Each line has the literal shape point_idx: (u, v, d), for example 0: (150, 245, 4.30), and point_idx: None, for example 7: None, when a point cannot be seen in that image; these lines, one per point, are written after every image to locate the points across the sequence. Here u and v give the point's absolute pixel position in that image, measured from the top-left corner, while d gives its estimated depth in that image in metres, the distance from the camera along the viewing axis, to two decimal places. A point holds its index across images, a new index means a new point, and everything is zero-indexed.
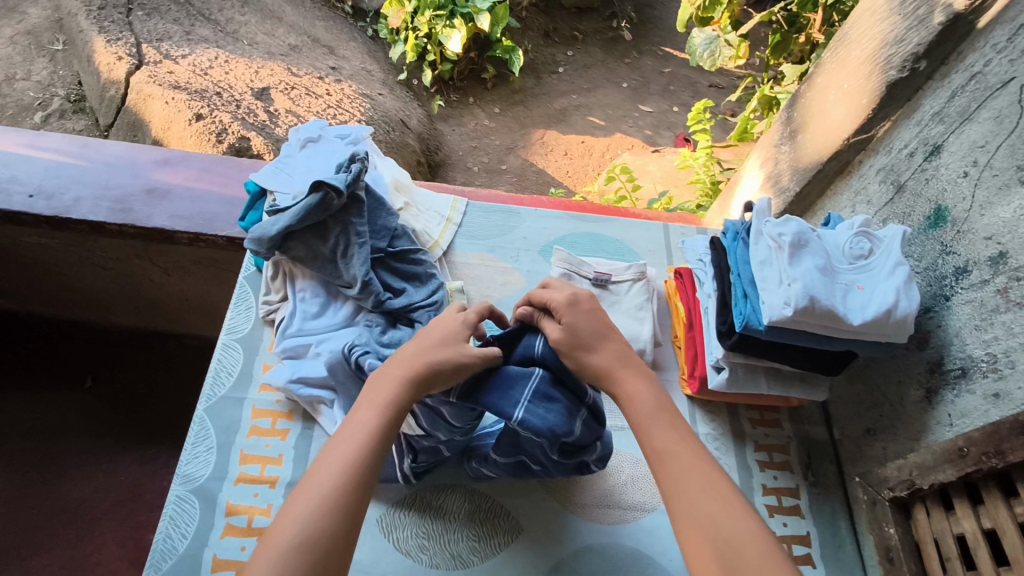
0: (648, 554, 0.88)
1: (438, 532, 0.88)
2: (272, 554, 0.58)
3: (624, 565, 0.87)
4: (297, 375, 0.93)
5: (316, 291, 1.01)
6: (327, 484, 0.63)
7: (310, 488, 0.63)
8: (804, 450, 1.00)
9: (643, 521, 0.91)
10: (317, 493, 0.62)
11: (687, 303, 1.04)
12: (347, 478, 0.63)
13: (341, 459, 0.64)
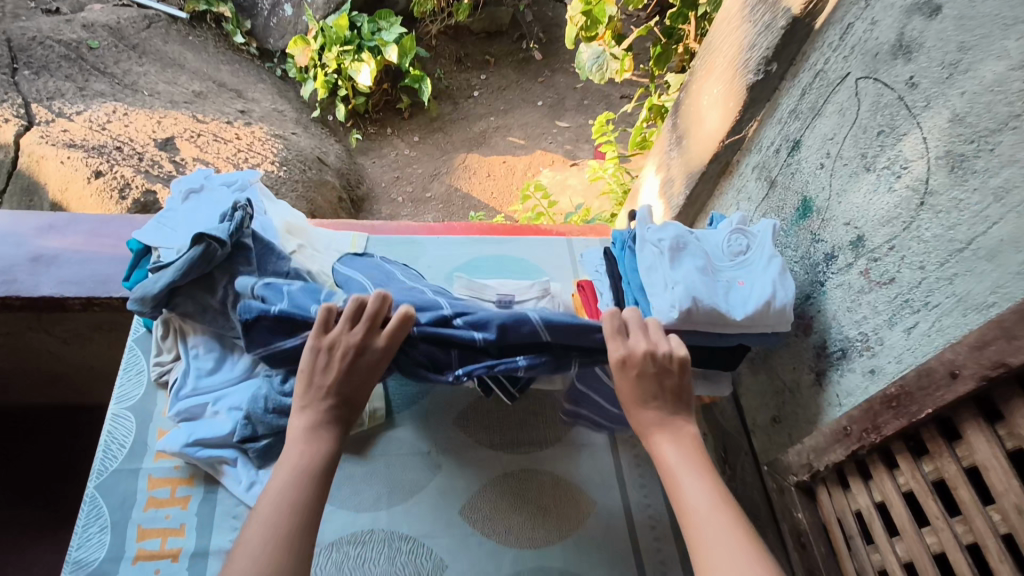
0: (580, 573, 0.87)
1: None
2: None
3: None
4: (195, 438, 0.89)
5: (210, 346, 0.97)
6: (272, 523, 0.64)
7: (251, 536, 0.63)
8: (720, 447, 1.05)
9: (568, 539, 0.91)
10: (265, 530, 0.63)
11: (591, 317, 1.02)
12: (289, 535, 0.63)
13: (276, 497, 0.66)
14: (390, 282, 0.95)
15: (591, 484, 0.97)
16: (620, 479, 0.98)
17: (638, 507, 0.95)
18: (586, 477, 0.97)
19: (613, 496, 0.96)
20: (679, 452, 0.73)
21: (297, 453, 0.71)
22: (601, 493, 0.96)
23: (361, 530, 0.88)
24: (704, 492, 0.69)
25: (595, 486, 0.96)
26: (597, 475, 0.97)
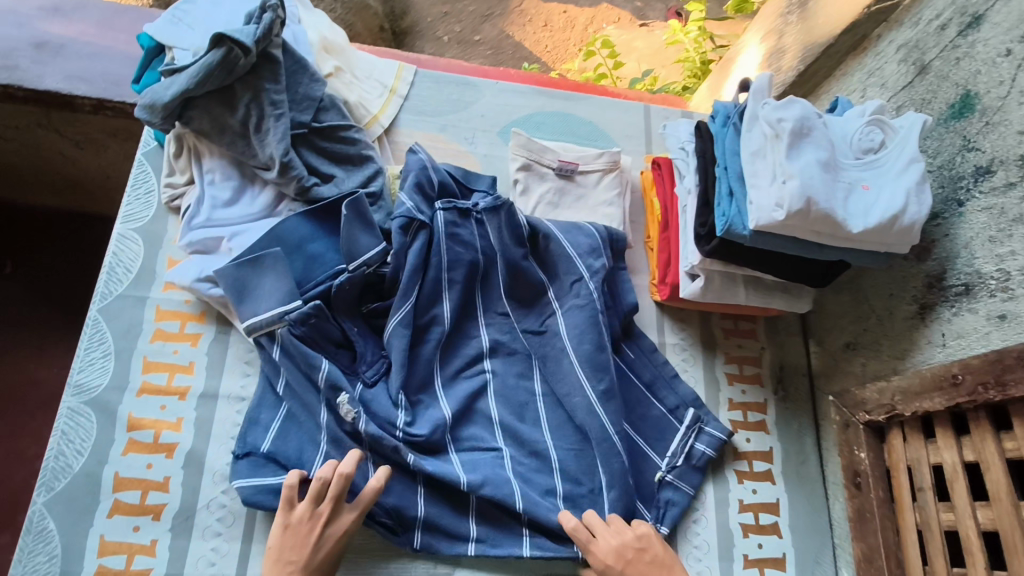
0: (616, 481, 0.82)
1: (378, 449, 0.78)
2: None
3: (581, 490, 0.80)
4: (206, 273, 0.80)
5: (227, 173, 0.85)
6: None
7: None
8: (776, 365, 0.95)
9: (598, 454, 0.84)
10: None
11: (662, 199, 0.91)
12: None
13: None
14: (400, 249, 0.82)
15: (630, 384, 0.88)
16: (663, 383, 0.89)
17: (677, 415, 0.87)
18: (625, 375, 0.88)
19: (651, 399, 0.88)
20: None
21: None
22: (639, 395, 0.88)
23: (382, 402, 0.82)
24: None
25: (634, 387, 0.88)
26: (639, 375, 0.89)
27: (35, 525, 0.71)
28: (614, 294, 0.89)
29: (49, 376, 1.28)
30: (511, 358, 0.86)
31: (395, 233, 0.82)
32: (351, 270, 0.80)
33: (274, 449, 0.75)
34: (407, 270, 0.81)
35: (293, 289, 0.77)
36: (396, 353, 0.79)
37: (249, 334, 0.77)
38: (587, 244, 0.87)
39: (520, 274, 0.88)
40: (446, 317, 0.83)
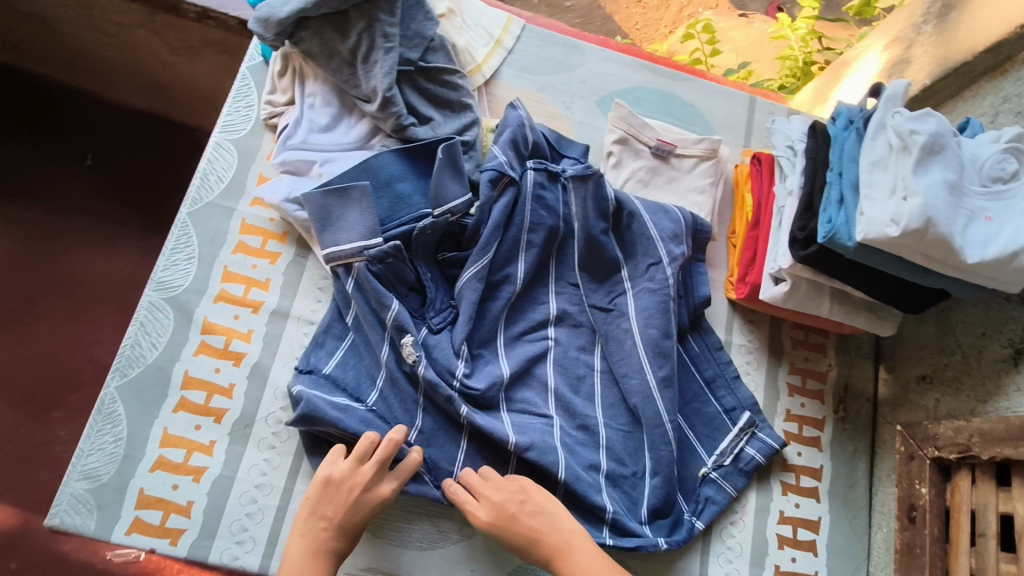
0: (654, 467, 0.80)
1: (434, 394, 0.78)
2: None
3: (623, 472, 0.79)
4: (295, 194, 0.81)
5: (328, 100, 0.85)
6: None
7: None
8: (840, 386, 0.92)
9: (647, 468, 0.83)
10: None
11: (758, 195, 0.87)
12: None
13: None
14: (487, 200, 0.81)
15: (689, 377, 0.86)
16: (722, 382, 0.87)
17: (732, 417, 0.85)
18: (685, 366, 0.86)
19: (707, 395, 0.86)
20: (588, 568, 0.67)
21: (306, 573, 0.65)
22: (695, 387, 0.86)
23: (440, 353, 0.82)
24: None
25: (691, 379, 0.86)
26: (698, 368, 0.87)
27: (106, 407, 0.74)
28: (687, 285, 0.87)
29: (118, 268, 1.36)
30: (574, 329, 0.85)
31: (485, 185, 0.81)
32: (435, 214, 0.79)
33: (333, 373, 0.76)
34: (490, 223, 0.80)
35: (376, 227, 0.77)
36: (467, 303, 0.79)
37: (328, 262, 0.77)
38: (669, 230, 0.84)
39: (597, 249, 0.84)
40: (519, 277, 0.82)
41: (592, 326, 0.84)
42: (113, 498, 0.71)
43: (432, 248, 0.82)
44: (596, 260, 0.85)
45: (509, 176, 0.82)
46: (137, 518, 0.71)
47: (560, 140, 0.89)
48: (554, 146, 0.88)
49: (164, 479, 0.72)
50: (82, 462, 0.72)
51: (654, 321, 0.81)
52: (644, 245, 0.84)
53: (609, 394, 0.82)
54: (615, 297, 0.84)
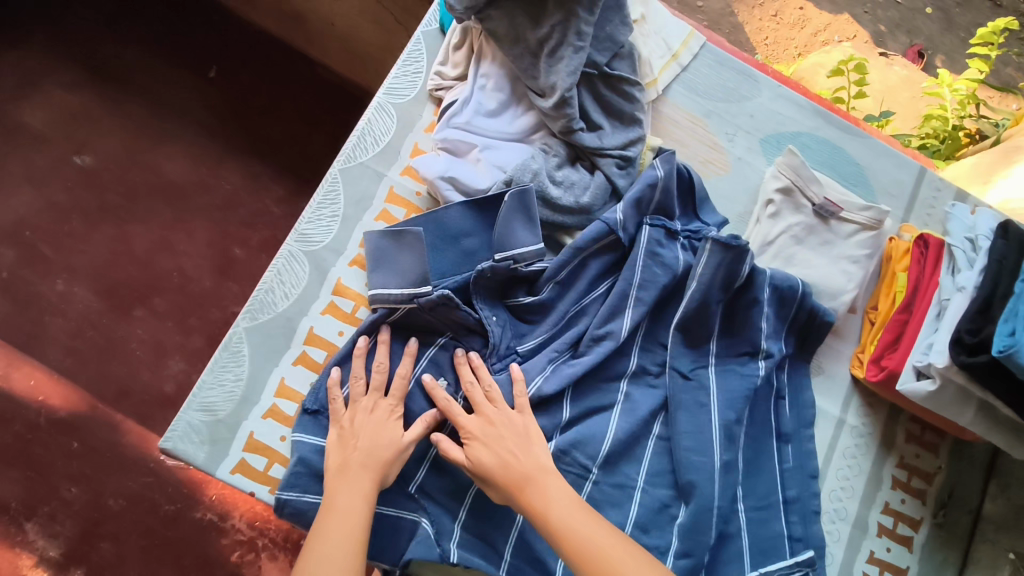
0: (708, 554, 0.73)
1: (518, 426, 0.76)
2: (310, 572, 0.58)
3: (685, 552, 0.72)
4: (451, 174, 0.79)
5: (500, 84, 0.83)
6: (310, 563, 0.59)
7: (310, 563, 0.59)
8: (945, 490, 0.87)
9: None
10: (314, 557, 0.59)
11: (917, 280, 0.83)
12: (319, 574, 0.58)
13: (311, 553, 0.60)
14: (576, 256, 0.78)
15: (769, 464, 0.80)
16: (802, 509, 0.79)
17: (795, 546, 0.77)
18: (765, 432, 0.81)
19: (780, 511, 0.78)
20: (563, 510, 0.62)
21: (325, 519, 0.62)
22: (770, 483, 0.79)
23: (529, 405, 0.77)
24: (555, 508, 0.62)
25: (767, 470, 0.80)
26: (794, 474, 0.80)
27: (232, 345, 0.74)
28: (790, 389, 0.84)
29: (217, 185, 1.40)
30: (647, 390, 0.78)
31: (590, 234, 0.78)
32: (496, 261, 0.75)
33: None
34: (585, 277, 0.78)
35: (427, 275, 0.74)
36: (555, 343, 0.76)
37: (369, 302, 0.74)
38: (776, 325, 0.82)
39: (701, 317, 0.79)
40: (621, 333, 0.76)
41: (668, 393, 0.78)
42: (226, 436, 0.72)
43: (495, 289, 0.77)
44: (698, 327, 0.80)
45: (617, 235, 0.78)
46: (243, 460, 0.72)
47: (703, 200, 0.84)
48: (697, 207, 0.84)
49: (274, 429, 0.73)
50: (203, 393, 0.73)
51: (738, 406, 0.77)
52: (750, 331, 0.81)
53: (658, 461, 0.76)
54: (698, 366, 0.79)
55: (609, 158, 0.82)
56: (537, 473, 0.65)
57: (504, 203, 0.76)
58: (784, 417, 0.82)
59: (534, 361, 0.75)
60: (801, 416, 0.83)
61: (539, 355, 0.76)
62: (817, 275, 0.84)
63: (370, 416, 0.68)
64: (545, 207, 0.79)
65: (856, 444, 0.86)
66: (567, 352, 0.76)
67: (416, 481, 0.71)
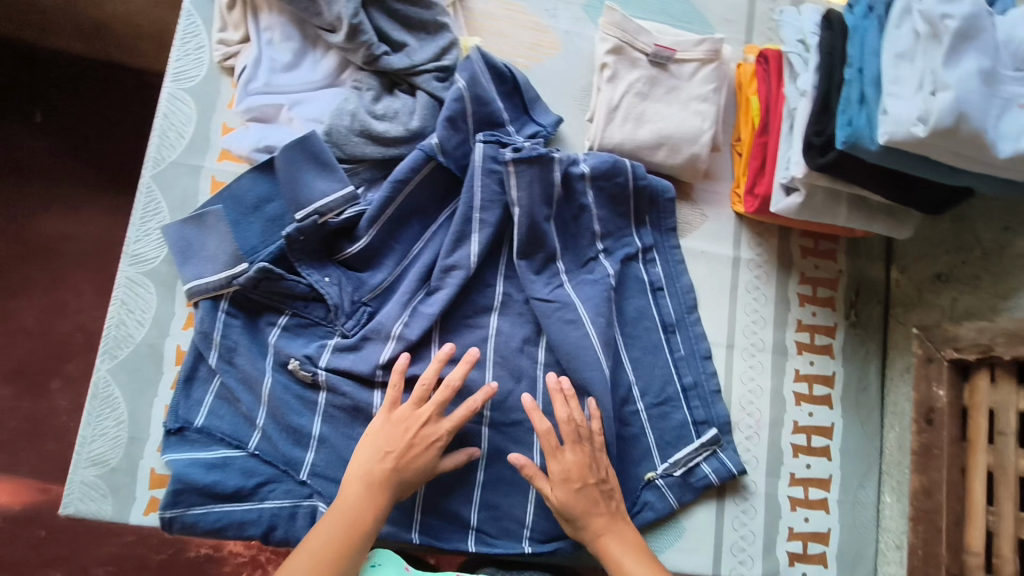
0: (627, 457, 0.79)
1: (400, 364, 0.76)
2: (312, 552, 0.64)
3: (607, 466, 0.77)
4: (265, 143, 0.74)
5: (288, 33, 0.76)
6: (316, 548, 0.64)
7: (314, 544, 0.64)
8: (852, 288, 0.90)
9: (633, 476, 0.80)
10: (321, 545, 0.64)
11: (767, 99, 0.81)
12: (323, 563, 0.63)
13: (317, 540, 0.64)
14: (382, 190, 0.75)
15: (659, 357, 0.82)
16: (701, 392, 0.83)
17: (701, 429, 0.82)
18: (641, 318, 0.83)
19: (679, 401, 0.82)
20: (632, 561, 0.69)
21: (340, 506, 0.66)
22: (665, 375, 0.82)
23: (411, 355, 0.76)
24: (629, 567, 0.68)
25: (656, 364, 0.82)
26: (681, 355, 0.83)
27: (101, 391, 0.72)
28: (666, 277, 0.85)
29: (83, 232, 1.25)
30: (518, 316, 0.80)
31: (406, 168, 0.75)
32: (300, 220, 0.73)
33: (207, 425, 0.72)
34: (393, 208, 0.76)
35: (238, 253, 0.72)
36: (403, 284, 0.77)
37: (189, 296, 0.73)
38: (607, 225, 0.83)
39: (537, 238, 0.78)
40: (470, 261, 0.77)
41: (535, 318, 0.79)
42: (126, 482, 0.70)
43: (318, 249, 0.75)
44: (537, 247, 0.79)
45: (438, 160, 0.76)
46: (154, 496, 0.70)
47: (533, 99, 0.83)
48: (527, 106, 0.83)
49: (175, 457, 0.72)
50: (88, 447, 0.70)
51: (601, 311, 0.78)
52: (586, 238, 0.82)
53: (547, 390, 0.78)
54: (554, 288, 0.79)
55: (426, 74, 0.77)
56: (600, 515, 0.70)
57: (283, 154, 0.73)
58: (666, 307, 0.84)
59: (387, 311, 0.76)
60: (681, 300, 0.85)
61: (390, 302, 0.77)
62: (673, 124, 0.81)
63: (427, 431, 0.69)
64: (376, 146, 0.76)
65: (754, 275, 0.88)
66: (418, 292, 0.77)
67: (303, 468, 0.73)
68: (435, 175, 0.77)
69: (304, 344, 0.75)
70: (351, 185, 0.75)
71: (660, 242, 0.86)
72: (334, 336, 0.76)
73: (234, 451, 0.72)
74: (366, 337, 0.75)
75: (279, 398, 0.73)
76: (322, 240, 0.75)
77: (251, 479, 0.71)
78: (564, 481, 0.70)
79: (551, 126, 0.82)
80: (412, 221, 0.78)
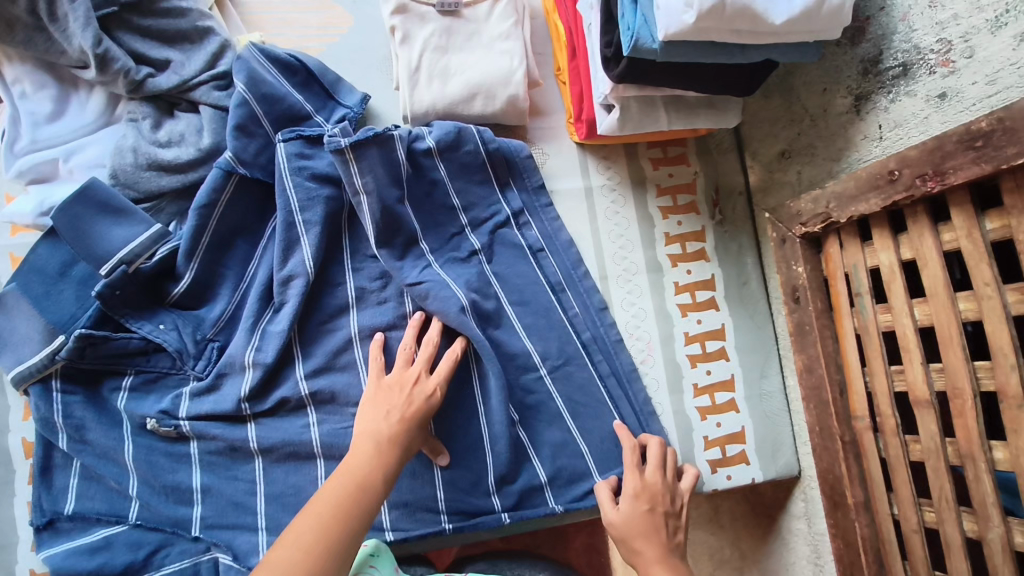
0: (528, 417, 0.77)
1: (267, 387, 0.72)
2: (316, 519, 0.56)
3: (505, 435, 0.74)
4: (47, 206, 0.68)
5: (39, 81, 0.70)
6: (326, 512, 0.57)
7: (321, 509, 0.57)
8: (711, 188, 0.88)
9: (545, 434, 0.77)
10: (329, 511, 0.57)
11: (566, 21, 0.78)
12: (334, 528, 0.56)
13: (326, 505, 0.58)
14: (190, 218, 0.70)
15: (535, 309, 0.80)
16: (603, 344, 0.81)
17: (608, 382, 0.79)
18: (512, 277, 0.80)
19: (567, 346, 0.79)
20: None
21: (345, 472, 0.61)
22: (546, 324, 0.79)
23: (276, 377, 0.72)
24: None
25: (540, 318, 0.80)
26: (568, 309, 0.81)
27: None
28: (545, 237, 0.83)
29: None
30: (381, 306, 0.75)
31: (206, 190, 0.70)
32: (107, 275, 0.68)
33: (78, 509, 0.68)
34: (207, 233, 0.71)
35: (50, 326, 0.68)
36: (245, 309, 0.73)
37: (18, 386, 0.68)
38: (459, 189, 0.80)
39: (395, 221, 0.75)
40: (307, 266, 0.72)
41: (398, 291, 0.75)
42: None
43: (143, 299, 0.71)
44: (395, 233, 0.75)
45: (240, 174, 0.71)
46: None
47: (334, 83, 0.78)
48: (328, 90, 0.77)
49: None
50: None
51: (471, 287, 0.77)
52: (446, 215, 0.80)
53: None
54: (423, 269, 0.75)
55: (203, 85, 0.71)
56: (655, 545, 0.66)
57: (62, 210, 0.67)
58: (551, 268, 0.82)
59: (235, 341, 0.72)
60: (559, 243, 0.83)
61: (237, 331, 0.72)
62: (482, 70, 0.77)
63: (425, 388, 0.68)
64: (172, 175, 0.71)
65: (612, 198, 0.86)
66: (264, 312, 0.72)
67: (193, 524, 0.69)
68: (244, 189, 0.73)
69: (157, 400, 0.71)
70: (158, 224, 0.70)
71: (531, 204, 0.83)
72: (190, 381, 0.72)
73: (115, 527, 0.68)
74: (222, 374, 0.71)
75: (145, 460, 0.69)
76: (144, 289, 0.71)
77: (140, 550, 0.67)
78: (635, 500, 0.69)
79: (359, 104, 0.78)
80: (237, 242, 0.74)
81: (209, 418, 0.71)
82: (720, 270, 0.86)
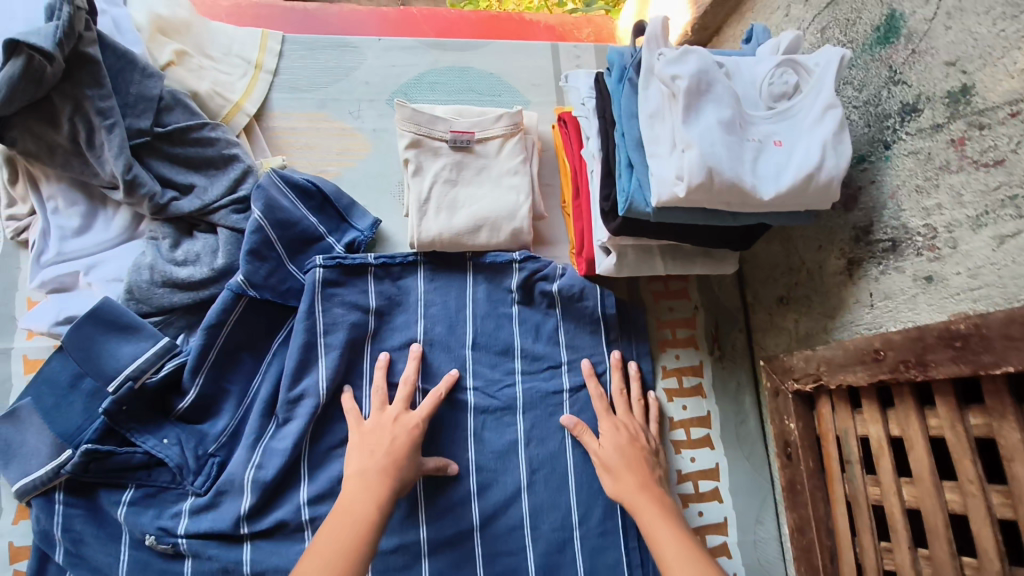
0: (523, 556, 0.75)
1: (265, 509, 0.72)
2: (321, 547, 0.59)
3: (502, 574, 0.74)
4: (64, 315, 0.72)
5: (72, 198, 0.76)
6: (332, 538, 0.60)
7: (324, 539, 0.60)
8: (710, 322, 0.89)
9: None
10: (331, 537, 0.60)
11: (572, 161, 0.81)
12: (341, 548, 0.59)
13: (328, 535, 0.60)
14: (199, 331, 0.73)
15: (534, 441, 0.79)
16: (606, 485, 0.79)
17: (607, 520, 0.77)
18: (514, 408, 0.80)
19: (565, 481, 0.78)
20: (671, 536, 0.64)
21: (343, 508, 0.63)
22: (544, 458, 0.78)
23: (275, 497, 0.72)
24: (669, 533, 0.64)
25: (536, 447, 0.79)
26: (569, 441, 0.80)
27: None
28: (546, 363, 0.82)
29: None
30: None
31: (219, 307, 0.73)
32: (114, 390, 0.70)
33: None
34: (216, 348, 0.74)
35: (59, 438, 0.70)
36: (249, 426, 0.74)
37: (20, 498, 0.69)
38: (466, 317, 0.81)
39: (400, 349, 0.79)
40: (317, 388, 0.74)
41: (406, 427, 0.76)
42: None
43: (149, 412, 0.72)
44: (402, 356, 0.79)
45: (250, 295, 0.74)
46: None
47: (348, 206, 0.82)
48: (343, 213, 0.81)
49: None
50: None
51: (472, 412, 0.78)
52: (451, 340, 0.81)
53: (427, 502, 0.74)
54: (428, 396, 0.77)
55: (223, 209, 0.76)
56: (634, 475, 0.71)
57: (78, 325, 0.70)
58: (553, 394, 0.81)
59: (236, 457, 0.73)
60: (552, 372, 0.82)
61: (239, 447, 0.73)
62: (488, 204, 0.80)
63: (405, 420, 0.72)
64: (184, 293, 0.74)
65: None
66: (266, 431, 0.73)
67: None
68: (252, 308, 0.76)
69: (156, 515, 0.71)
70: (165, 338, 0.73)
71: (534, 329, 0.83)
72: (188, 496, 0.72)
73: None
74: (221, 492, 0.71)
75: None
76: (150, 403, 0.73)
77: None
78: (611, 439, 0.75)
79: (370, 228, 0.82)
80: (242, 356, 0.76)
81: (206, 538, 0.70)
82: (718, 407, 0.86)
